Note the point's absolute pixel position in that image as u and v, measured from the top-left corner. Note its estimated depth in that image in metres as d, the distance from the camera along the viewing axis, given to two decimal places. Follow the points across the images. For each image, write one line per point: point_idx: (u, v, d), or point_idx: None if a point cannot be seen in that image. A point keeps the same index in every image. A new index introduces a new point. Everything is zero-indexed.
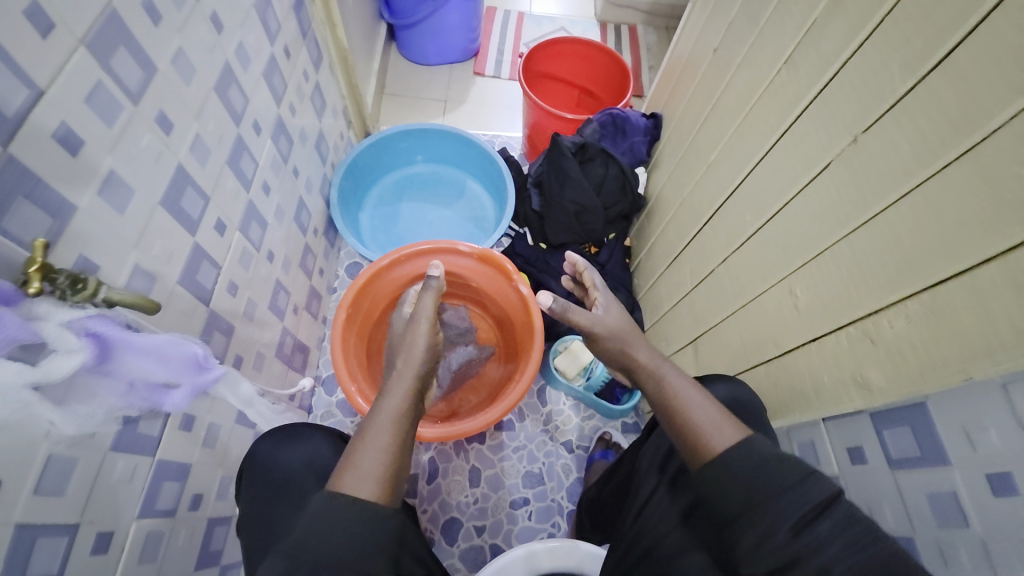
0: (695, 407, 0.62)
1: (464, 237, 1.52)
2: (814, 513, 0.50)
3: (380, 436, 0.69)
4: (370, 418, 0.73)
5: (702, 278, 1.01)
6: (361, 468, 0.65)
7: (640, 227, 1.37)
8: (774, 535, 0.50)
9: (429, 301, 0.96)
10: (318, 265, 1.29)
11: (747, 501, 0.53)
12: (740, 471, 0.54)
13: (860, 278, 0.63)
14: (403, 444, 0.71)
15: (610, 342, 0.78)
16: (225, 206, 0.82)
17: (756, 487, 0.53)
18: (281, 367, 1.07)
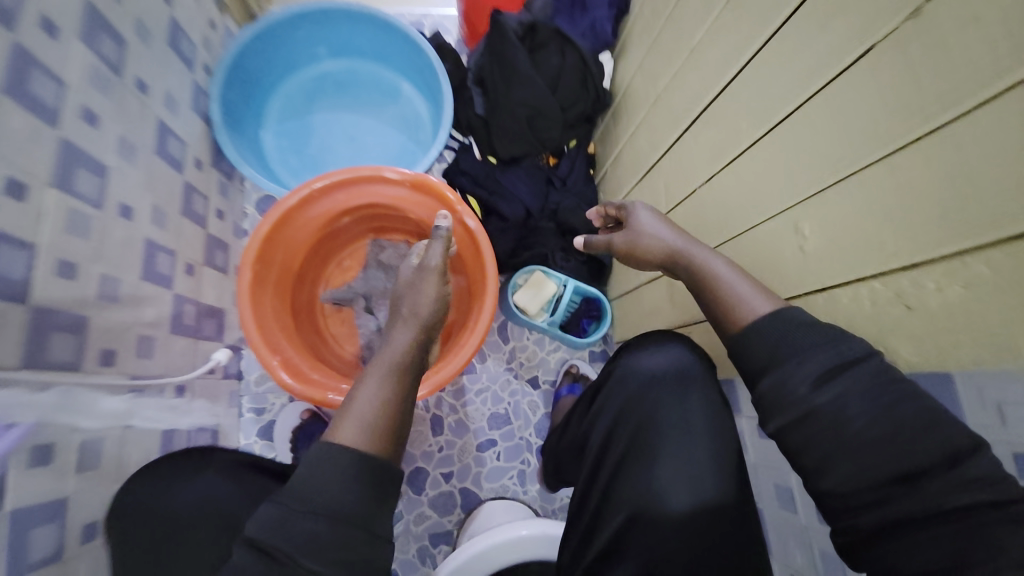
0: (738, 281, 0.61)
1: (399, 154, 1.25)
2: (880, 369, 0.49)
3: (376, 384, 0.67)
4: (369, 369, 0.70)
5: (679, 201, 0.84)
6: (353, 415, 0.63)
7: (606, 131, 1.15)
8: (830, 382, 0.50)
9: (437, 253, 0.85)
10: (213, 207, 1.04)
11: (797, 358, 0.53)
12: (770, 331, 0.55)
13: (901, 218, 0.48)
14: (401, 395, 0.68)
15: (653, 242, 0.70)
16: (13, 158, 0.57)
17: (794, 341, 0.54)
18: (185, 342, 0.90)
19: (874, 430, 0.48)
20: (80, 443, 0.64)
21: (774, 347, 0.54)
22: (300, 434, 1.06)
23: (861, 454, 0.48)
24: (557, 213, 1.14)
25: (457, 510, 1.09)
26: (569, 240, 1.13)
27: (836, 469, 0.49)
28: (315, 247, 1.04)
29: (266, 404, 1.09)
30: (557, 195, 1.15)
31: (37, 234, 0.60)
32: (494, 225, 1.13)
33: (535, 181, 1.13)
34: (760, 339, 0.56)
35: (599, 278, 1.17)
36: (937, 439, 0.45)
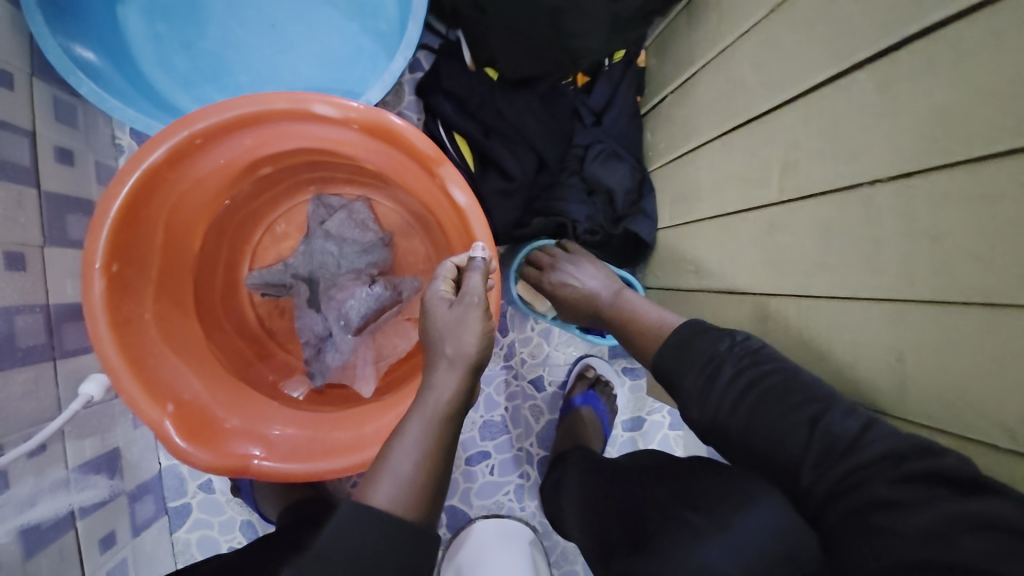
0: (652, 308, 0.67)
1: (350, 58, 0.80)
2: (744, 349, 0.54)
3: (416, 431, 0.50)
4: (409, 413, 0.52)
5: (810, 196, 0.50)
6: (389, 476, 0.48)
7: (668, 36, 0.74)
8: (715, 381, 0.53)
9: (479, 285, 0.53)
10: (49, 147, 0.66)
11: (686, 365, 0.56)
12: (675, 338, 0.58)
13: None
14: (451, 445, 0.51)
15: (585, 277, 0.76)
16: None
17: (698, 348, 0.56)
18: (31, 374, 0.60)
19: (758, 412, 0.49)
20: None
21: (691, 355, 0.56)
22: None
23: (785, 459, 0.47)
24: (586, 163, 0.77)
25: (443, 532, 0.92)
26: (598, 205, 0.78)
27: (810, 474, 0.45)
28: (219, 211, 0.69)
29: None
30: (586, 133, 0.78)
31: None
32: (491, 182, 0.76)
33: (555, 112, 0.77)
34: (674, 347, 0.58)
35: (634, 259, 0.87)
36: (929, 463, 0.39)
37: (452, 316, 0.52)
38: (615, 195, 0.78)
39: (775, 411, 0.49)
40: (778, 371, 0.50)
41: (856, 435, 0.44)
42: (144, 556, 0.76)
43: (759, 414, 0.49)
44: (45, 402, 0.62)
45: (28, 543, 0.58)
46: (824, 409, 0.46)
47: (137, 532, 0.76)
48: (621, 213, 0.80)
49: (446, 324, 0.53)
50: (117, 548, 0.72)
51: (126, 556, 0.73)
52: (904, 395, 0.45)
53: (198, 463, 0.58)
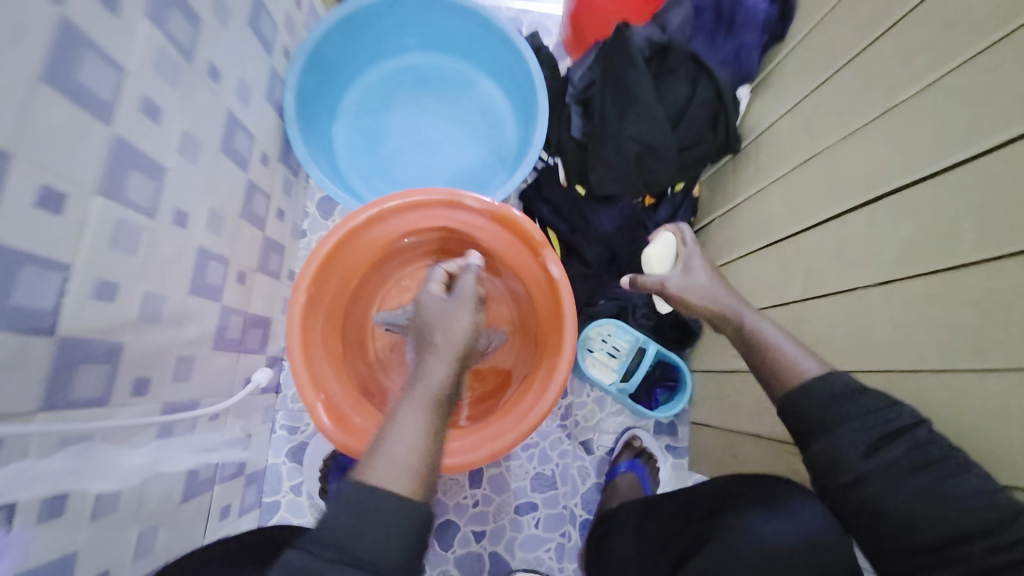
0: (787, 343, 0.61)
1: (478, 168, 1.12)
2: (920, 438, 0.51)
3: (411, 415, 0.55)
4: (399, 405, 0.57)
5: (825, 295, 0.68)
6: (388, 459, 0.51)
7: (716, 177, 0.98)
8: (877, 451, 0.51)
9: (467, 283, 0.70)
10: (275, 206, 0.96)
11: (836, 420, 0.54)
12: (845, 408, 0.54)
13: None
14: (440, 434, 0.56)
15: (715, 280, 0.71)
16: (52, 159, 0.47)
17: (866, 421, 0.53)
18: (226, 359, 0.81)
19: (922, 500, 0.48)
20: (91, 490, 0.55)
21: (857, 431, 0.52)
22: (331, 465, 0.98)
23: (935, 535, 0.47)
24: None
25: None
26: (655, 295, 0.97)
27: (924, 531, 0.48)
28: (371, 267, 0.92)
29: (300, 423, 1.01)
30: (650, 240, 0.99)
31: (72, 256, 0.50)
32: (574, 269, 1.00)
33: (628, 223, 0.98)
34: (838, 417, 0.54)
35: (683, 345, 1.01)
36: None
37: (449, 310, 0.66)
38: None
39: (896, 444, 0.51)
40: (945, 449, 0.50)
41: (993, 514, 0.46)
42: None
43: (899, 484, 0.50)
44: (225, 383, 0.82)
45: (189, 488, 0.74)
46: (950, 474, 0.48)
47: (240, 513, 0.91)
48: None
49: (444, 320, 0.64)
50: (224, 522, 0.86)
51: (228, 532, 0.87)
52: None
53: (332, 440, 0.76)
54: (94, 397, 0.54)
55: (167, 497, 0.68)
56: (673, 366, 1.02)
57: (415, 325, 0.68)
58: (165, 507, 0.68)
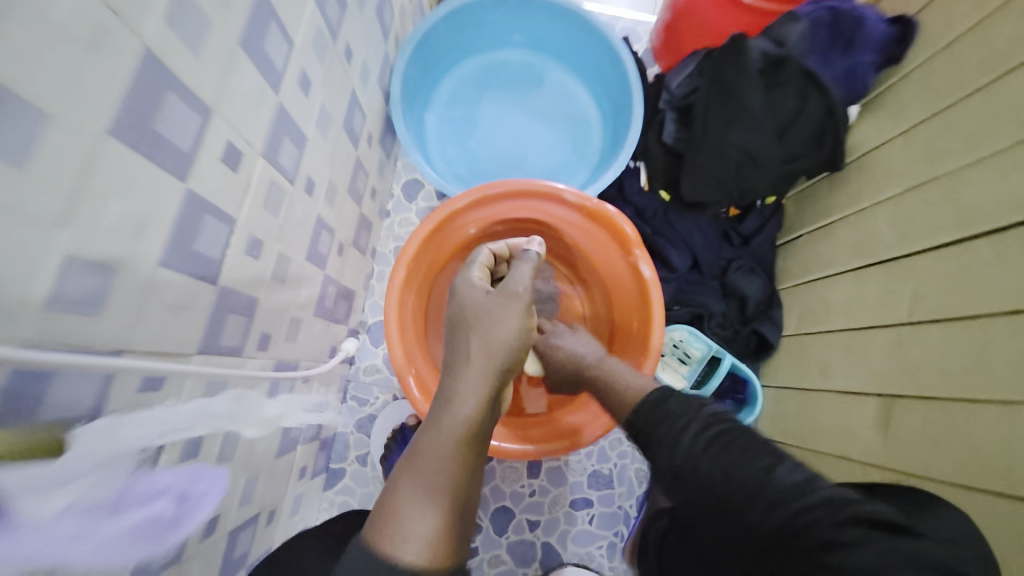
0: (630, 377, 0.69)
1: (561, 166, 1.13)
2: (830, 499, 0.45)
3: (425, 475, 0.48)
4: (416, 455, 0.50)
5: (938, 320, 0.67)
6: (411, 536, 0.44)
7: (807, 192, 0.98)
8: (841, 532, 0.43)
9: (522, 278, 0.68)
10: (372, 186, 0.99)
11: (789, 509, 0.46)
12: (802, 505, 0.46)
13: None
14: (464, 494, 0.49)
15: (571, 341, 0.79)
16: (236, 119, 0.50)
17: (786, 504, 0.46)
18: (321, 326, 0.85)
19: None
20: (224, 433, 0.55)
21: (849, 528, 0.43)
22: (399, 437, 0.99)
23: None
24: (727, 271, 1.00)
25: (535, 567, 1.00)
26: (733, 305, 0.99)
27: None
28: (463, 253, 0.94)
29: (369, 396, 1.04)
30: (732, 251, 1.01)
31: (238, 211, 0.53)
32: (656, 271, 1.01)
33: (712, 232, 1.01)
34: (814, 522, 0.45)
35: (755, 359, 1.02)
36: None
37: (495, 310, 0.63)
38: (748, 301, 0.98)
39: (738, 459, 0.51)
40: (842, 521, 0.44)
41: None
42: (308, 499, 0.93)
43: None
44: (318, 349, 0.85)
45: (283, 445, 0.77)
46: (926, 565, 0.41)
47: (313, 475, 0.95)
48: (750, 316, 1.00)
49: (488, 319, 0.62)
50: (300, 483, 0.89)
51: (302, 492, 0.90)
52: (1014, 477, 0.54)
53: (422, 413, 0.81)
54: (234, 346, 0.57)
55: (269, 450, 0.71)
56: (743, 380, 0.99)
57: (455, 315, 0.66)
58: (265, 460, 0.71)
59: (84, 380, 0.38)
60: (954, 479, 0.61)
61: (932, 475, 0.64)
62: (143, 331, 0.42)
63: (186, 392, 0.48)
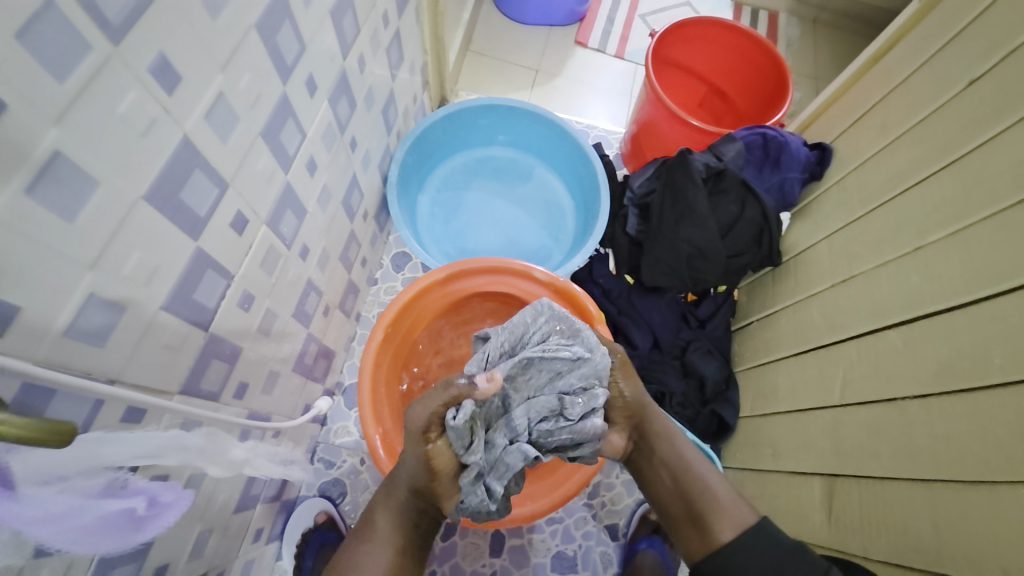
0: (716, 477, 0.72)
1: (537, 248, 1.26)
2: None
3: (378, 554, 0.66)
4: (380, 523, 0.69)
5: (865, 403, 0.75)
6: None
7: (755, 286, 1.10)
8: None
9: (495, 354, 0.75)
10: (361, 256, 1.08)
11: None
12: None
13: None
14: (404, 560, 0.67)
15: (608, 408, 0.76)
16: (249, 193, 0.60)
17: None
18: (298, 382, 0.88)
19: None
20: (191, 470, 0.58)
21: None
22: (309, 539, 0.94)
23: None
24: (686, 352, 1.07)
25: None
26: (692, 384, 1.04)
27: None
28: (467, 329, 1.04)
29: (337, 459, 1.05)
30: (690, 332, 1.09)
31: (235, 269, 0.61)
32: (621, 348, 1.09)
33: (670, 315, 1.10)
34: None
35: (712, 435, 1.06)
36: None
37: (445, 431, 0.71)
38: (706, 382, 1.04)
39: None
40: None
41: None
42: (256, 569, 0.89)
43: None
44: (291, 405, 0.88)
45: (242, 500, 0.75)
46: None
47: (267, 540, 0.91)
48: (709, 397, 1.05)
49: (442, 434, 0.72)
50: (253, 548, 0.86)
51: (253, 558, 0.87)
52: (939, 558, 0.60)
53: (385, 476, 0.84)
54: (211, 391, 0.61)
55: (228, 506, 0.71)
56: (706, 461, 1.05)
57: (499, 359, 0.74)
58: (222, 514, 0.70)
59: (76, 399, 0.42)
60: (895, 561, 0.66)
61: (873, 556, 0.69)
62: (134, 365, 0.48)
63: (161, 424, 0.52)
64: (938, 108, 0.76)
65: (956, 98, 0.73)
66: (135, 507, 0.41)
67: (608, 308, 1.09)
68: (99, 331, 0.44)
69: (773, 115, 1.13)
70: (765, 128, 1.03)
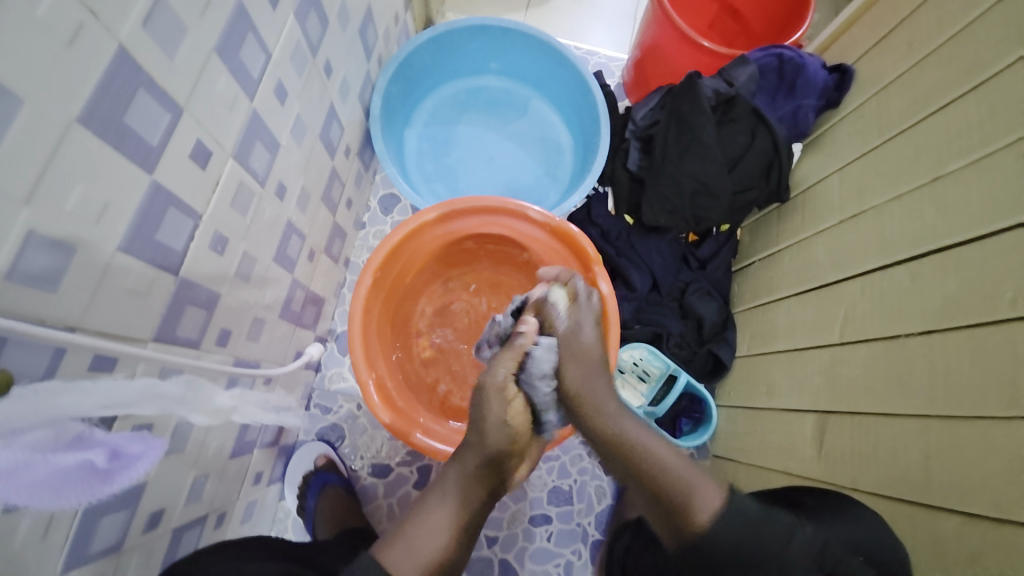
0: None
1: (532, 187, 1.19)
2: None
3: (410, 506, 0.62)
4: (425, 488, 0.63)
5: (865, 340, 0.74)
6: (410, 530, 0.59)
7: (758, 225, 1.06)
8: None
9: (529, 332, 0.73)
10: (346, 197, 1.02)
11: None
12: None
13: None
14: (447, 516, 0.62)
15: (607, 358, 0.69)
16: (208, 120, 0.53)
17: None
18: (286, 329, 0.86)
19: None
20: (175, 420, 0.56)
21: None
22: (310, 480, 0.95)
23: None
24: (685, 294, 1.05)
25: None
26: (689, 326, 1.02)
27: None
28: (456, 275, 1.03)
29: (333, 404, 1.04)
30: (689, 273, 1.06)
31: (202, 206, 0.55)
32: (619, 291, 1.06)
33: (671, 255, 1.06)
34: None
35: (707, 375, 1.06)
36: None
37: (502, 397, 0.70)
38: (704, 323, 1.03)
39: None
40: None
41: None
42: (259, 509, 0.91)
43: None
44: (281, 352, 0.86)
45: (237, 445, 0.75)
46: None
47: (268, 482, 0.92)
48: (706, 337, 1.04)
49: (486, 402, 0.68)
50: (254, 490, 0.87)
51: (254, 499, 0.88)
52: (927, 487, 0.61)
53: (380, 420, 0.83)
54: (190, 338, 0.58)
55: (222, 452, 0.70)
56: (700, 401, 1.05)
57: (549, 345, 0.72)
58: (217, 460, 0.69)
59: (33, 348, 0.39)
60: (881, 492, 0.67)
61: (861, 487, 0.70)
62: (96, 311, 0.44)
63: (137, 374, 0.49)
64: (970, 22, 0.68)
65: (989, 11, 0.66)
66: (98, 460, 0.40)
67: (605, 249, 1.06)
68: (49, 273, 0.39)
69: (790, 36, 1.03)
70: (781, 49, 0.94)
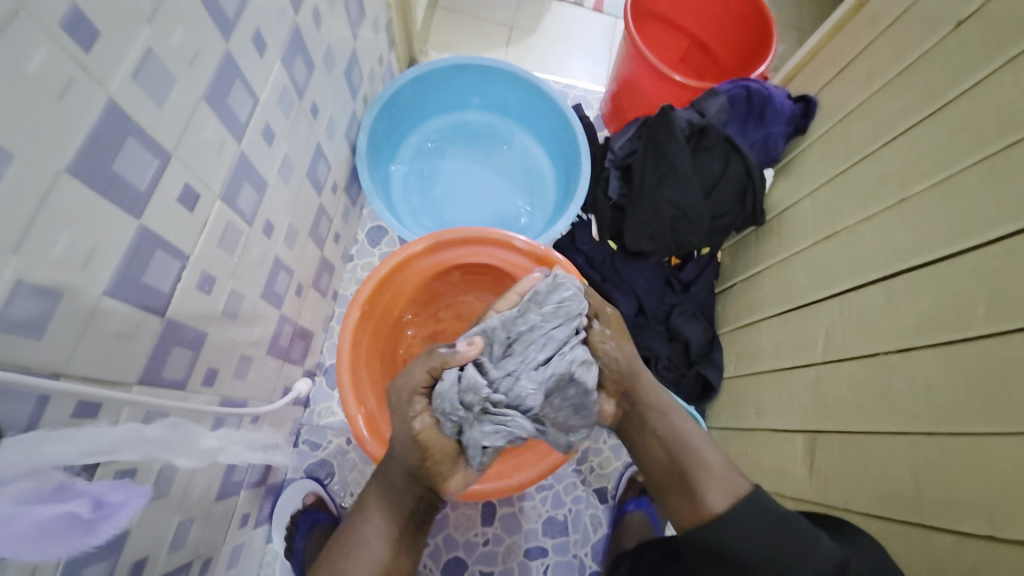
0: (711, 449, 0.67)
1: (516, 216, 1.22)
2: None
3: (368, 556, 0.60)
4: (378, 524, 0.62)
5: (846, 359, 0.75)
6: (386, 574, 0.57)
7: (738, 247, 1.09)
8: None
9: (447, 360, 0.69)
10: (334, 231, 1.03)
11: None
12: None
13: None
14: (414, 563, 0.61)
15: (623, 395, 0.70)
16: (196, 164, 0.54)
17: None
18: (274, 365, 0.85)
19: None
20: (160, 464, 0.55)
21: None
22: (298, 521, 0.93)
23: None
24: (670, 316, 1.06)
25: None
26: (676, 348, 1.04)
27: None
28: (443, 305, 1.03)
29: (322, 440, 1.03)
30: (673, 296, 1.08)
31: (190, 246, 0.56)
32: None
33: (655, 279, 1.08)
34: None
35: (697, 396, 1.06)
36: None
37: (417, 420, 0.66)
38: (690, 345, 1.04)
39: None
40: None
41: None
42: (245, 553, 0.88)
43: None
44: (269, 388, 0.85)
45: (223, 487, 0.73)
46: None
47: (255, 524, 0.90)
48: (694, 359, 1.05)
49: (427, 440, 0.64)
50: (240, 533, 0.84)
51: (241, 543, 0.85)
52: (918, 504, 0.62)
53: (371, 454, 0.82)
54: (176, 379, 0.58)
55: (207, 495, 0.68)
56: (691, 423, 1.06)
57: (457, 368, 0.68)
58: (202, 503, 0.68)
59: (17, 396, 0.38)
60: (873, 511, 0.67)
61: (853, 507, 0.70)
62: (81, 355, 0.44)
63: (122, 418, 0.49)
64: (927, 51, 0.73)
65: (943, 41, 0.70)
66: (83, 509, 0.40)
67: (591, 275, 1.08)
68: (35, 320, 0.40)
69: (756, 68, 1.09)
70: (747, 81, 0.99)
